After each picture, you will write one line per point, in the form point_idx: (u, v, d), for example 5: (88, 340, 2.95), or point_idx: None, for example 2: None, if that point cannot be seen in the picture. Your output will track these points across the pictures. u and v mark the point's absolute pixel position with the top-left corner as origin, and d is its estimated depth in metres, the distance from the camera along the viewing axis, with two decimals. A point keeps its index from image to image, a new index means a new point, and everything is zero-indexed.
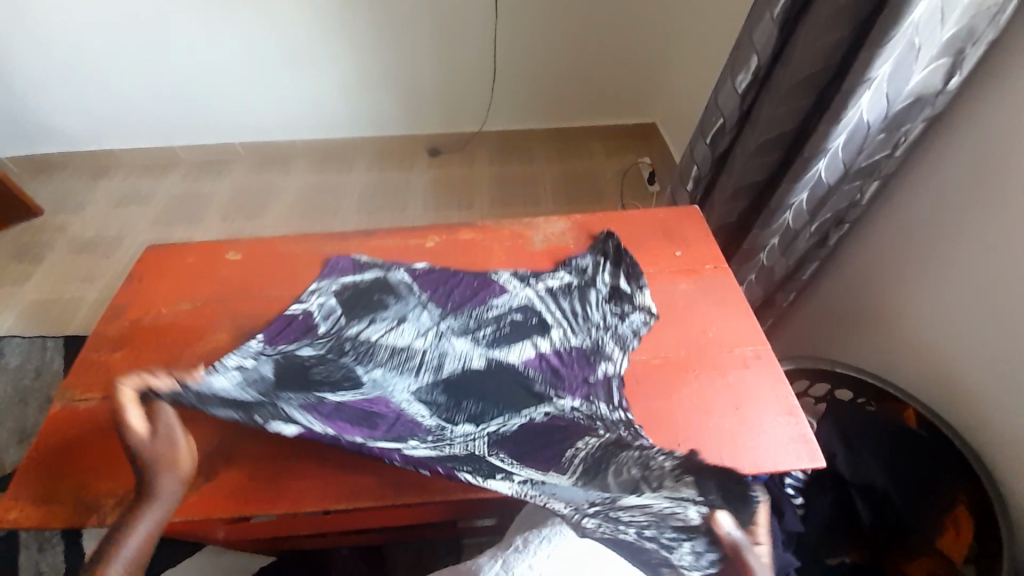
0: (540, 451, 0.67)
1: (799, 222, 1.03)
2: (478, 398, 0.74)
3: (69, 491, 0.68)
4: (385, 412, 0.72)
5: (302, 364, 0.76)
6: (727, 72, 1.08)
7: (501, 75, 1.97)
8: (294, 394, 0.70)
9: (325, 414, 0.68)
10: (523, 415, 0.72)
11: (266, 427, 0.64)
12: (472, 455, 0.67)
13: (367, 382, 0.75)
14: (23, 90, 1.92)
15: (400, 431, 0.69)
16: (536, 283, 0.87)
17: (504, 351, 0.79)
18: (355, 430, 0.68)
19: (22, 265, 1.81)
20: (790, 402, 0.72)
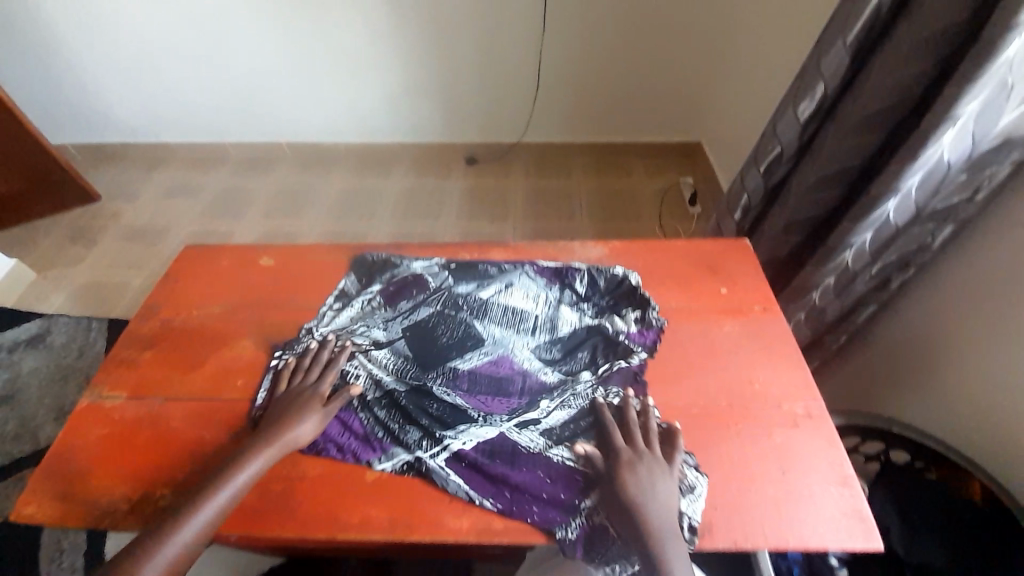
0: (503, 391, 0.73)
1: (859, 262, 0.95)
2: (490, 386, 0.74)
3: (84, 493, 0.68)
4: (509, 372, 0.75)
5: (424, 325, 0.81)
6: (788, 99, 1.01)
7: (544, 88, 1.94)
8: (433, 372, 0.76)
9: (466, 387, 0.74)
10: (532, 422, 0.70)
11: (419, 311, 0.83)
12: (474, 335, 0.79)
13: (443, 372, 0.76)
14: (90, 84, 2.03)
15: (463, 345, 0.78)
16: (516, 424, 0.70)
17: (537, 420, 0.70)
18: (497, 402, 0.72)
19: (76, 248, 1.90)
20: (845, 471, 0.64)
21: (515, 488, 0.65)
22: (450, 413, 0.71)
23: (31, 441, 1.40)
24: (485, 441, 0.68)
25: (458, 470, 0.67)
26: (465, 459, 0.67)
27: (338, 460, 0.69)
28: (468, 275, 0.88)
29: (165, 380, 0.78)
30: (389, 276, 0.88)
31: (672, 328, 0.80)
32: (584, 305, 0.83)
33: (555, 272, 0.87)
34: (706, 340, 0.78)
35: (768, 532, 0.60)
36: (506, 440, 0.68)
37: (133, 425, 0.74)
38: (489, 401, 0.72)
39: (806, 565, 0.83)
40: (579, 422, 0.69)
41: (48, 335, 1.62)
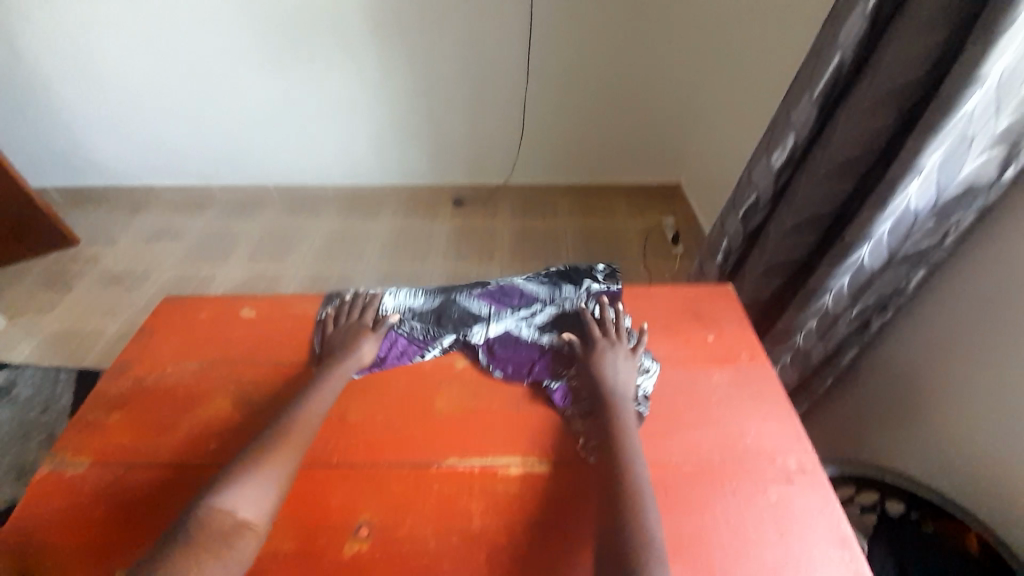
0: (511, 299, 0.90)
1: (839, 306, 0.96)
2: (499, 298, 0.91)
3: (35, 575, 0.63)
4: (512, 292, 0.92)
5: (441, 272, 0.97)
6: (761, 148, 1.05)
7: (528, 133, 2.01)
8: (458, 288, 0.94)
9: (484, 293, 0.92)
10: (529, 319, 0.87)
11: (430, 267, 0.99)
12: (484, 268, 0.98)
13: (461, 293, 0.92)
14: (78, 130, 2.04)
15: (471, 276, 0.96)
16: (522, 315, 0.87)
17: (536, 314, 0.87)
18: (507, 300, 0.90)
19: (50, 294, 1.85)
20: (843, 530, 0.62)
21: (516, 364, 0.81)
22: (477, 310, 0.89)
23: None
24: (507, 327, 0.86)
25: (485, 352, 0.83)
26: (497, 343, 0.84)
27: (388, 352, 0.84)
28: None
29: (135, 443, 0.74)
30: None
31: (660, 377, 0.79)
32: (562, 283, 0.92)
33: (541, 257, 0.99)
34: (695, 390, 0.77)
35: None
36: (513, 332, 0.85)
37: (97, 494, 0.69)
38: (501, 295, 0.91)
39: None
40: (561, 308, 0.87)
41: (14, 388, 1.55)
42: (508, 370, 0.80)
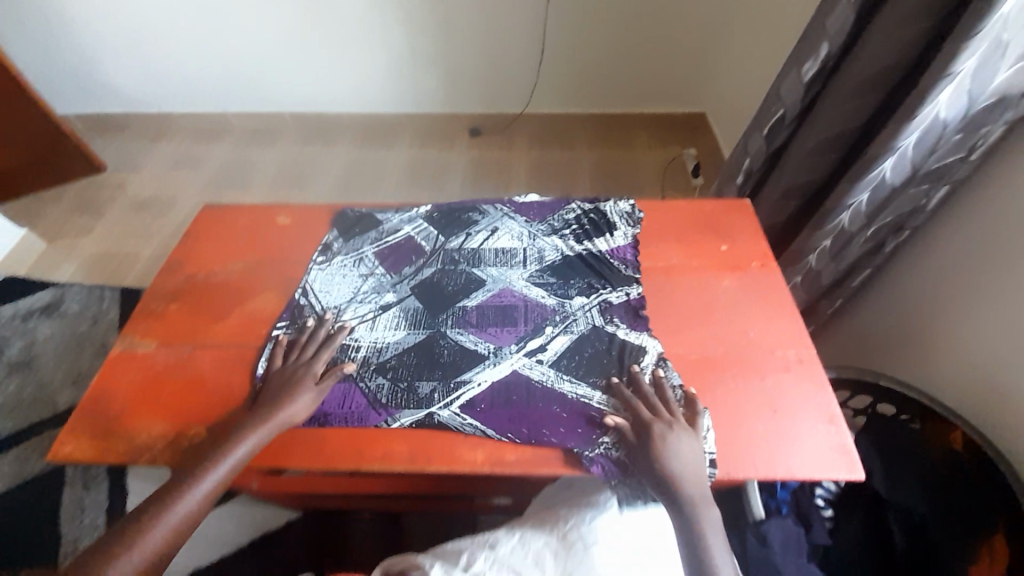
0: (507, 329, 0.80)
1: (856, 224, 0.97)
2: (497, 322, 0.81)
3: (118, 431, 0.73)
4: (513, 301, 0.83)
5: (431, 281, 0.86)
6: (791, 62, 1.02)
7: (548, 58, 1.93)
8: (444, 315, 0.82)
9: (476, 324, 0.81)
10: (536, 357, 0.77)
11: (419, 272, 0.88)
12: (480, 280, 0.86)
13: (454, 314, 0.82)
14: (90, 52, 2.01)
15: (464, 286, 0.85)
16: (518, 351, 0.77)
17: (544, 351, 0.77)
18: (505, 333, 0.79)
19: (84, 218, 1.92)
20: (832, 410, 0.70)
21: (531, 423, 0.71)
22: (462, 357, 0.77)
23: (49, 406, 1.44)
24: (499, 380, 0.75)
25: (473, 414, 0.72)
26: (480, 404, 0.73)
27: (357, 421, 0.72)
28: (457, 229, 0.93)
29: (193, 329, 0.82)
30: (382, 241, 0.92)
31: (673, 284, 0.84)
32: (574, 269, 0.86)
33: (549, 223, 0.93)
34: (706, 295, 0.82)
35: (759, 462, 0.66)
36: (519, 376, 0.75)
37: (165, 368, 0.78)
38: (498, 334, 0.79)
39: (795, 506, 0.87)
40: (576, 344, 0.77)
41: (61, 304, 1.66)
42: (524, 437, 0.70)
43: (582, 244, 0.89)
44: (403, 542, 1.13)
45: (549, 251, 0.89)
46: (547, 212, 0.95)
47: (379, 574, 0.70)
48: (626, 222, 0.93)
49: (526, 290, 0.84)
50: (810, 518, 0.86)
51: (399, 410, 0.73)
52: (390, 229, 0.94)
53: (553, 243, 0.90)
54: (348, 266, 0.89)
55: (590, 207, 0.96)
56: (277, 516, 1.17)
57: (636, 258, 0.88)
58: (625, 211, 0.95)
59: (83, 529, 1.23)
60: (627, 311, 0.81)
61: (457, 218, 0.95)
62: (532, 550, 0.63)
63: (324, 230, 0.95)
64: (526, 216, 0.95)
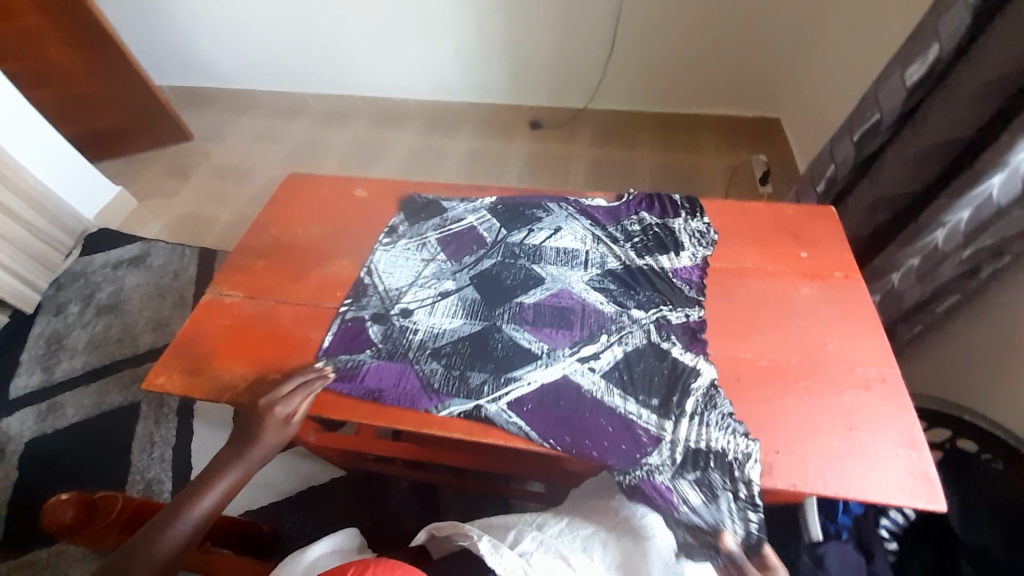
0: (561, 331, 0.79)
1: (950, 244, 0.90)
2: (551, 323, 0.80)
3: (204, 370, 0.80)
4: (571, 303, 0.82)
5: (489, 274, 0.87)
6: (896, 64, 0.96)
7: (618, 53, 1.89)
8: (501, 309, 0.83)
9: (531, 322, 0.80)
10: (587, 363, 0.76)
11: (480, 264, 0.89)
12: (537, 279, 0.86)
13: (509, 311, 0.82)
14: (189, 30, 2.17)
15: (521, 283, 0.85)
16: (570, 355, 0.76)
17: (597, 359, 0.76)
18: (559, 335, 0.79)
19: (172, 182, 2.09)
20: (915, 435, 0.66)
21: (576, 434, 0.70)
22: (515, 353, 0.77)
23: (131, 346, 1.58)
24: (551, 381, 0.74)
25: (520, 413, 0.72)
26: (529, 403, 0.72)
27: (407, 406, 0.74)
28: (520, 224, 0.94)
29: (275, 285, 0.88)
30: (445, 229, 0.94)
31: (744, 287, 0.81)
32: (637, 276, 0.84)
33: (614, 228, 0.92)
34: (778, 303, 0.79)
35: (830, 478, 0.64)
36: (570, 381, 0.74)
37: (249, 318, 0.85)
38: (553, 335, 0.79)
39: (855, 534, 0.83)
40: (630, 358, 0.76)
41: (147, 257, 1.81)
42: (567, 446, 0.69)
43: (648, 255, 0.87)
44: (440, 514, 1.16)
45: (611, 257, 0.88)
46: (615, 218, 0.94)
47: (426, 534, 0.72)
48: (697, 241, 0.88)
49: (583, 296, 0.83)
50: (872, 547, 0.82)
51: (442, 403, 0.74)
52: (455, 220, 0.96)
53: (616, 249, 0.89)
54: (412, 253, 0.91)
55: (658, 220, 0.93)
56: (325, 473, 1.23)
57: (702, 279, 0.83)
58: (697, 230, 0.90)
59: (152, 461, 1.34)
60: (686, 332, 0.78)
61: (521, 214, 0.95)
62: (581, 536, 0.62)
63: (391, 214, 0.97)
64: (593, 219, 0.94)
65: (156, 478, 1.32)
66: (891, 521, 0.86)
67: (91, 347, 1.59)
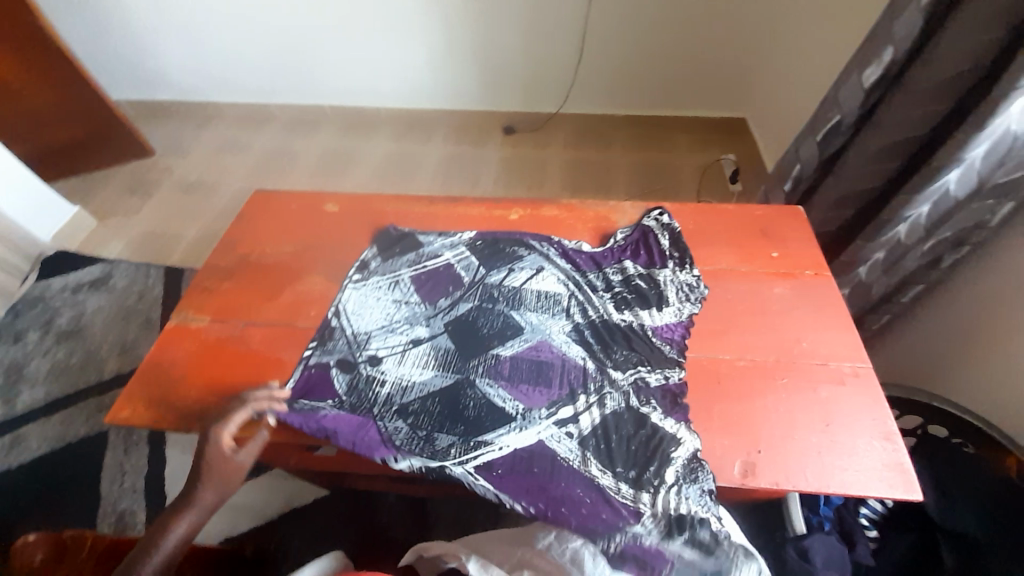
0: (538, 389, 0.74)
1: (912, 238, 0.93)
2: (527, 380, 0.75)
3: (171, 400, 0.76)
4: (549, 357, 0.77)
5: (465, 320, 0.81)
6: (853, 65, 0.99)
7: (588, 57, 1.91)
8: (476, 361, 0.77)
9: (507, 378, 0.75)
10: (563, 425, 0.71)
11: (456, 307, 0.83)
12: (515, 327, 0.80)
13: (483, 367, 0.76)
14: (146, 41, 2.09)
15: (498, 332, 0.79)
16: (546, 417, 0.72)
17: (574, 422, 0.71)
18: (536, 393, 0.73)
19: (134, 199, 2.00)
20: (888, 427, 0.68)
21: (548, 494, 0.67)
22: (487, 414, 0.72)
23: (96, 373, 1.51)
24: (523, 448, 0.70)
25: (489, 479, 0.68)
26: (498, 469, 0.68)
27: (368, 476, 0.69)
28: (500, 262, 0.87)
29: (244, 307, 0.85)
30: (420, 266, 0.88)
31: (721, 288, 0.82)
32: (619, 323, 0.79)
33: (598, 265, 0.86)
34: (753, 302, 0.80)
35: (810, 474, 0.65)
36: (545, 448, 0.70)
37: (217, 343, 0.81)
38: (529, 393, 0.74)
39: (837, 523, 0.86)
40: (609, 425, 0.71)
41: (110, 278, 1.73)
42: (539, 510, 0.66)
43: (631, 301, 0.82)
44: (428, 531, 1.13)
45: (592, 301, 0.82)
46: (600, 260, 0.87)
47: (412, 557, 0.70)
48: (684, 296, 0.82)
49: (563, 349, 0.77)
50: (853, 536, 0.85)
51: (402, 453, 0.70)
52: (430, 257, 0.89)
53: (598, 292, 0.83)
54: (383, 294, 0.85)
55: (643, 270, 0.85)
56: (307, 495, 1.19)
57: (684, 338, 0.78)
58: (686, 283, 0.83)
59: (123, 492, 1.27)
60: (668, 391, 0.73)
61: (501, 251, 0.88)
62: (569, 548, 0.60)
63: (364, 246, 0.92)
64: (578, 257, 0.87)
65: (129, 510, 1.25)
66: (868, 509, 0.89)
67: (52, 376, 1.51)
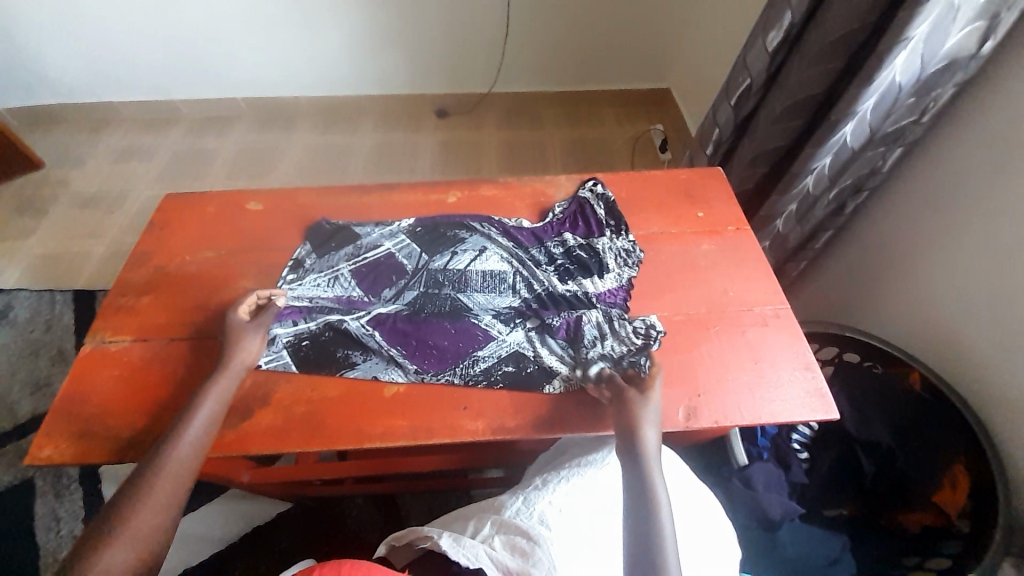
0: (488, 360, 0.75)
1: (819, 187, 1.01)
2: (476, 354, 0.75)
3: (101, 429, 0.70)
4: (498, 331, 0.77)
5: (411, 307, 0.80)
6: (758, 30, 1.05)
7: (512, 34, 1.89)
8: (424, 344, 0.76)
9: (456, 356, 0.75)
10: (506, 374, 0.74)
11: (401, 296, 0.81)
12: (461, 309, 0.79)
13: (432, 348, 0.76)
14: (14, 39, 1.84)
15: (447, 313, 0.79)
16: (494, 379, 0.73)
17: (523, 381, 0.73)
18: (486, 366, 0.74)
19: (25, 219, 1.79)
20: (808, 358, 0.75)
21: (492, 348, 0.76)
22: (440, 393, 0.73)
23: (8, 417, 1.35)
24: (476, 419, 0.71)
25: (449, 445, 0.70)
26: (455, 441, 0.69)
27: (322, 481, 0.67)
28: (442, 247, 0.86)
29: (171, 322, 0.79)
30: (359, 258, 0.85)
31: (655, 251, 0.86)
32: (564, 291, 0.81)
33: (537, 238, 0.88)
34: (685, 262, 0.85)
35: (746, 410, 0.71)
36: (498, 403, 0.72)
37: (145, 363, 0.76)
38: (478, 367, 0.74)
39: (774, 450, 0.95)
40: (557, 370, 0.74)
41: (10, 311, 1.55)
42: (484, 364, 0.75)
43: (571, 268, 0.84)
44: (402, 523, 1.13)
45: (535, 272, 0.83)
46: (541, 236, 0.88)
47: (387, 547, 0.70)
48: (622, 262, 0.85)
49: (511, 321, 0.78)
50: (788, 459, 0.93)
51: (370, 331, 0.77)
52: (371, 246, 0.87)
53: (540, 264, 0.84)
54: (322, 290, 0.82)
55: (582, 240, 0.88)
56: (270, 508, 1.15)
57: (626, 300, 0.81)
58: (623, 249, 0.86)
59: (62, 540, 1.17)
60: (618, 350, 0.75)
61: (443, 234, 0.88)
62: (536, 511, 0.63)
63: (296, 245, 0.88)
64: (519, 231, 0.88)
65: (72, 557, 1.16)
66: (800, 434, 0.99)
67: None
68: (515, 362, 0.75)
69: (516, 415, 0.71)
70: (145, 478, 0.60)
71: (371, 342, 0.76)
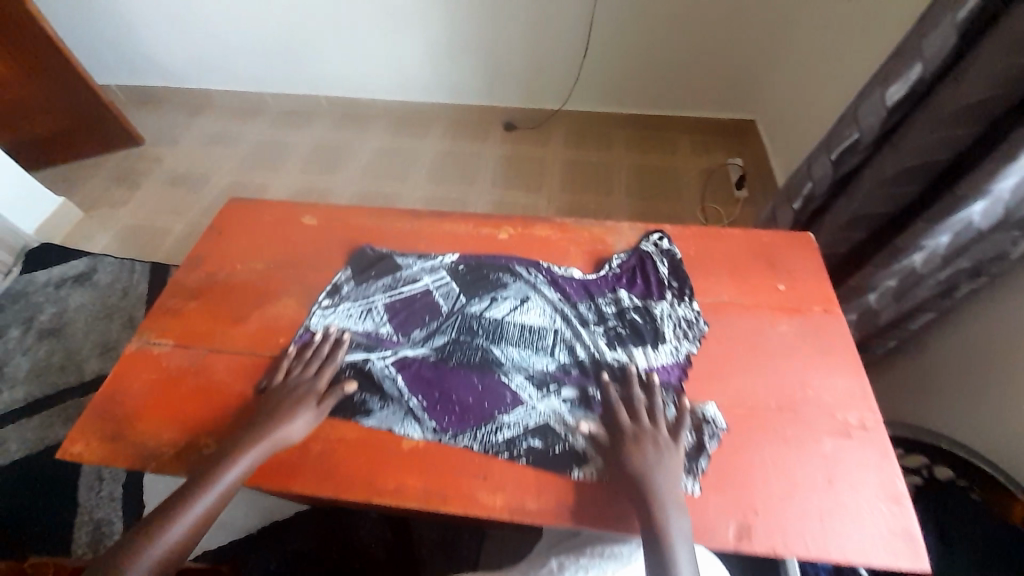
0: (513, 428, 0.69)
1: (928, 266, 0.87)
2: (502, 418, 0.69)
3: (129, 435, 0.71)
4: (528, 395, 0.71)
5: (439, 354, 0.75)
6: (875, 82, 0.92)
7: (594, 55, 1.82)
8: (447, 398, 0.71)
9: (480, 416, 0.70)
10: (531, 448, 0.67)
11: (429, 340, 0.77)
12: (492, 363, 0.74)
13: (456, 403, 0.71)
14: (136, 25, 2.01)
15: (477, 366, 0.74)
16: (517, 450, 0.67)
17: (549, 458, 0.67)
18: (511, 434, 0.69)
19: (120, 191, 1.94)
20: (896, 489, 0.63)
21: (520, 415, 0.69)
22: (457, 455, 0.68)
23: (76, 372, 1.46)
24: (494, 492, 0.65)
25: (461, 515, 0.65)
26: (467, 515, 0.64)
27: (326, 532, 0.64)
28: (483, 290, 0.81)
29: (211, 333, 0.80)
30: (395, 292, 0.82)
31: (720, 323, 0.77)
32: (609, 359, 0.73)
33: (588, 293, 0.80)
34: (754, 342, 0.75)
35: (807, 539, 0.60)
36: (518, 478, 0.66)
37: (179, 372, 0.76)
38: (501, 432, 0.69)
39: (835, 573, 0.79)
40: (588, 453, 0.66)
41: (94, 274, 1.67)
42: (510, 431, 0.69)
43: (621, 335, 0.76)
44: (411, 548, 1.09)
45: (581, 332, 0.76)
46: (592, 292, 0.81)
47: None
48: (681, 333, 0.76)
49: (546, 386, 0.71)
50: None
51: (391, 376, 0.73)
52: (412, 280, 0.84)
53: (587, 324, 0.77)
54: (350, 322, 0.79)
55: (638, 301, 0.79)
56: (286, 510, 1.15)
57: (680, 381, 0.72)
58: (683, 318, 0.77)
59: (100, 500, 1.23)
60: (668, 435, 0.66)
61: (486, 276, 0.83)
62: None
63: (337, 268, 0.86)
64: (570, 284, 0.82)
65: (105, 519, 1.21)
66: None
67: (31, 376, 1.46)
68: (544, 434, 0.68)
69: (538, 495, 0.65)
70: (168, 510, 0.62)
71: (390, 389, 0.73)
